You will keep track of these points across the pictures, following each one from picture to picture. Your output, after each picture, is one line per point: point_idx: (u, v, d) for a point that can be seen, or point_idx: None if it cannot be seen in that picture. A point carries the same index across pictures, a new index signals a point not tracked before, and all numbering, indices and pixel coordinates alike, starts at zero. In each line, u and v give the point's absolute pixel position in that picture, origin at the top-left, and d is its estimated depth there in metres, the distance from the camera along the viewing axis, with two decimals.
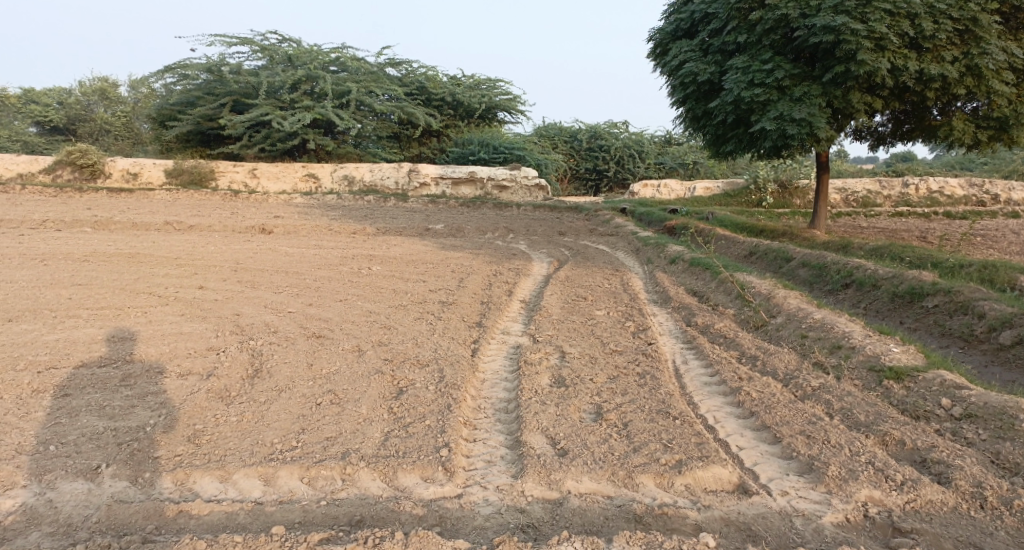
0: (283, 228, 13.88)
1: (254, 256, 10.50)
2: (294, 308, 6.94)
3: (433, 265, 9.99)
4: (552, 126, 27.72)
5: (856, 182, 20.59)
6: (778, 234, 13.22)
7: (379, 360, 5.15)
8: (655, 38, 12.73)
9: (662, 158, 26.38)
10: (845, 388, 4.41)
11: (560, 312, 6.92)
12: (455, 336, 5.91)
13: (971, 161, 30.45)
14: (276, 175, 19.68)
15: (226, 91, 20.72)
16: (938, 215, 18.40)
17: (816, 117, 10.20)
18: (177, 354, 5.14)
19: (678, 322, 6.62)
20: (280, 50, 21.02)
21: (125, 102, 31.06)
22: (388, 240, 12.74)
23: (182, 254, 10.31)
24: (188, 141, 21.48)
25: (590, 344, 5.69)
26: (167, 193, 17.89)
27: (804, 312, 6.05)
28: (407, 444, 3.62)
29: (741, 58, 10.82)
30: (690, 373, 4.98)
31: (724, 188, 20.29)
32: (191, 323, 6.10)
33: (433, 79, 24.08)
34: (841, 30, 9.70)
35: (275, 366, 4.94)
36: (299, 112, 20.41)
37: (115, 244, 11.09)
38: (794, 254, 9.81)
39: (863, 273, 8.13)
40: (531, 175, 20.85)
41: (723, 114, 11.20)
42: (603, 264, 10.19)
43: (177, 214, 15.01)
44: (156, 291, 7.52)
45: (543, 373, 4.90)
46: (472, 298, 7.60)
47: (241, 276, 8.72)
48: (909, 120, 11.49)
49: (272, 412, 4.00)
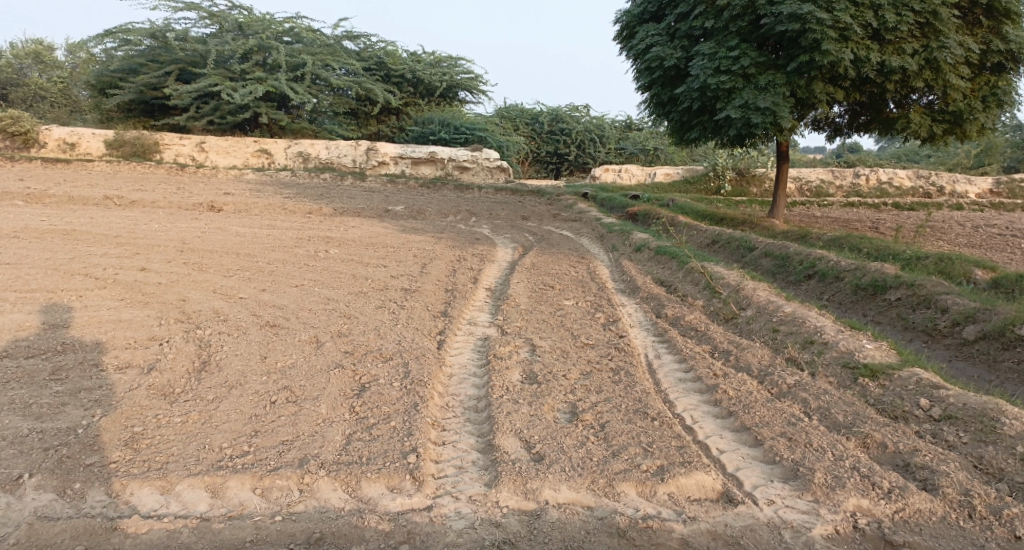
0: (233, 205, 13.26)
1: (202, 235, 9.95)
2: (247, 293, 6.53)
3: (393, 249, 9.64)
4: (513, 107, 27.35)
5: (810, 172, 20.90)
6: (738, 222, 13.25)
7: (339, 353, 4.84)
8: (622, 20, 12.48)
9: (622, 143, 26.35)
10: (822, 386, 4.31)
11: (527, 302, 6.69)
12: (419, 327, 5.63)
13: (916, 154, 31.41)
14: (226, 149, 18.84)
15: (172, 59, 19.69)
16: (888, 206, 18.82)
17: (781, 106, 10.16)
18: (115, 344, 4.73)
19: (647, 313, 6.48)
20: (230, 18, 20.04)
21: (62, 68, 29.42)
22: (345, 221, 12.30)
23: (123, 232, 9.71)
24: (131, 111, 20.38)
25: (560, 337, 5.48)
26: (108, 165, 16.95)
27: (774, 304, 5.96)
28: (371, 449, 3.35)
29: (708, 44, 10.67)
30: (664, 369, 4.83)
31: (683, 174, 20.33)
32: (131, 310, 5.66)
33: (392, 54, 23.41)
34: (807, 19, 9.62)
35: (225, 358, 4.59)
36: (250, 84, 19.55)
37: (50, 219, 10.39)
38: (757, 243, 9.80)
39: (825, 264, 8.14)
40: (492, 157, 20.51)
41: (689, 101, 11.07)
42: (568, 251, 10.01)
43: (118, 188, 14.21)
44: (93, 273, 6.99)
45: (513, 369, 4.68)
46: (436, 285, 7.31)
47: (188, 258, 8.21)
48: (867, 112, 11.58)
49: (221, 412, 3.68)
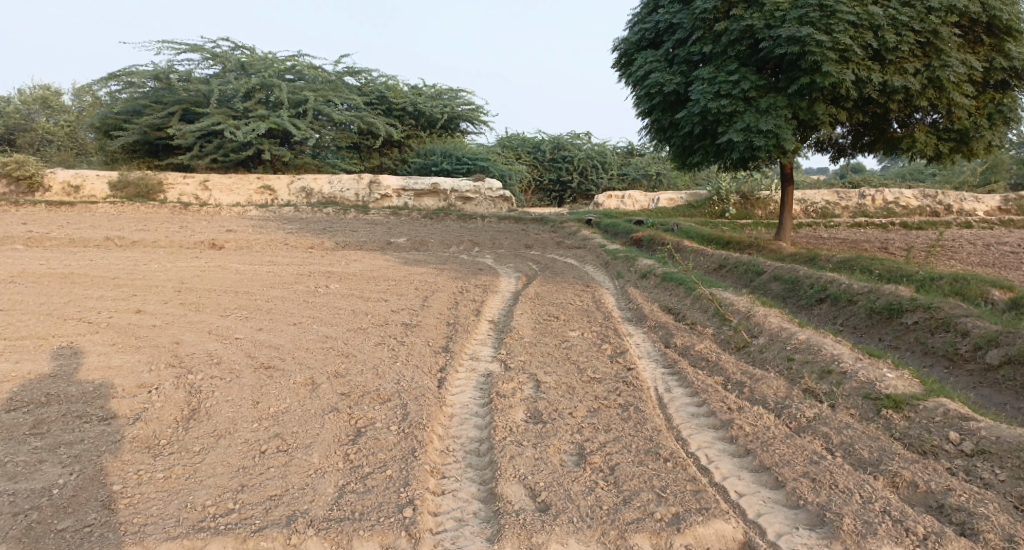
0: (235, 242, 13.17)
1: (201, 274, 9.83)
2: (243, 334, 6.36)
3: (395, 282, 9.48)
4: (515, 137, 27.43)
5: (815, 193, 20.76)
6: (745, 246, 13.06)
7: (335, 396, 4.64)
8: (620, 47, 12.47)
9: (624, 169, 26.32)
10: (843, 420, 4.08)
11: (531, 334, 6.49)
12: (419, 364, 5.42)
13: (921, 172, 31.28)
14: (230, 187, 18.85)
15: (175, 99, 19.85)
16: (896, 225, 18.61)
17: (783, 128, 10.04)
18: (102, 393, 4.54)
19: (655, 343, 6.26)
20: (233, 58, 20.23)
21: (69, 111, 29.78)
22: (347, 255, 12.17)
23: (122, 273, 9.58)
24: (135, 152, 20.49)
25: (566, 372, 5.26)
26: (112, 206, 16.96)
27: (787, 331, 5.75)
28: (364, 502, 3.15)
29: (707, 69, 10.61)
30: (675, 403, 4.60)
31: (687, 199, 20.20)
32: (123, 355, 5.49)
33: (393, 88, 23.57)
34: (807, 41, 9.54)
35: (215, 405, 4.40)
36: (253, 122, 19.64)
37: (49, 262, 10.29)
38: (765, 267, 9.60)
39: (838, 287, 7.93)
40: (495, 187, 20.47)
41: (690, 126, 10.97)
42: (573, 280, 9.82)
43: (120, 229, 14.16)
44: (87, 317, 6.84)
45: (517, 407, 4.47)
46: (437, 319, 7.12)
47: (186, 298, 8.07)
48: (870, 132, 11.46)
49: (207, 465, 3.49)
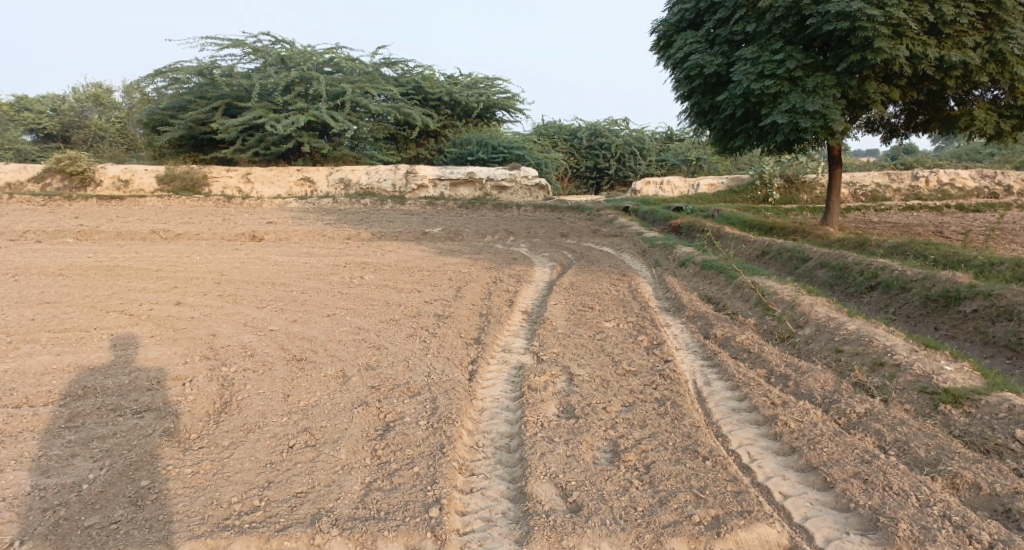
0: (275, 234, 13.33)
1: (240, 266, 9.94)
2: (277, 325, 6.37)
3: (429, 273, 9.43)
4: (552, 124, 27.15)
5: (864, 176, 19.99)
6: (789, 232, 12.63)
7: (365, 389, 4.58)
8: (659, 30, 12.14)
9: (663, 155, 25.81)
10: (897, 416, 3.84)
11: (565, 325, 6.34)
12: (450, 357, 5.34)
13: (978, 153, 29.94)
14: (271, 180, 19.11)
15: (217, 94, 20.16)
16: (951, 208, 17.80)
17: (831, 109, 9.60)
18: (136, 386, 4.57)
19: (694, 334, 6.05)
20: (272, 51, 20.45)
21: (119, 108, 30.64)
22: (383, 246, 12.19)
23: (165, 266, 9.75)
24: (180, 146, 20.93)
25: (601, 364, 5.11)
26: (158, 200, 17.37)
27: (835, 321, 5.47)
28: (390, 501, 3.07)
29: (750, 48, 10.23)
30: (714, 397, 4.41)
31: (728, 184, 19.68)
32: (160, 347, 5.54)
33: (429, 78, 23.54)
34: (857, 16, 9.09)
35: (246, 398, 4.38)
36: (292, 115, 19.84)
37: (97, 255, 10.55)
38: (811, 253, 9.23)
39: (890, 274, 7.55)
40: (531, 175, 20.30)
41: (732, 108, 10.60)
42: (609, 268, 9.62)
43: (166, 222, 14.47)
44: (129, 309, 6.95)
45: (548, 402, 4.33)
46: (470, 310, 7.04)
47: (224, 289, 8.15)
48: (925, 111, 10.92)
49: (234, 461, 3.45)
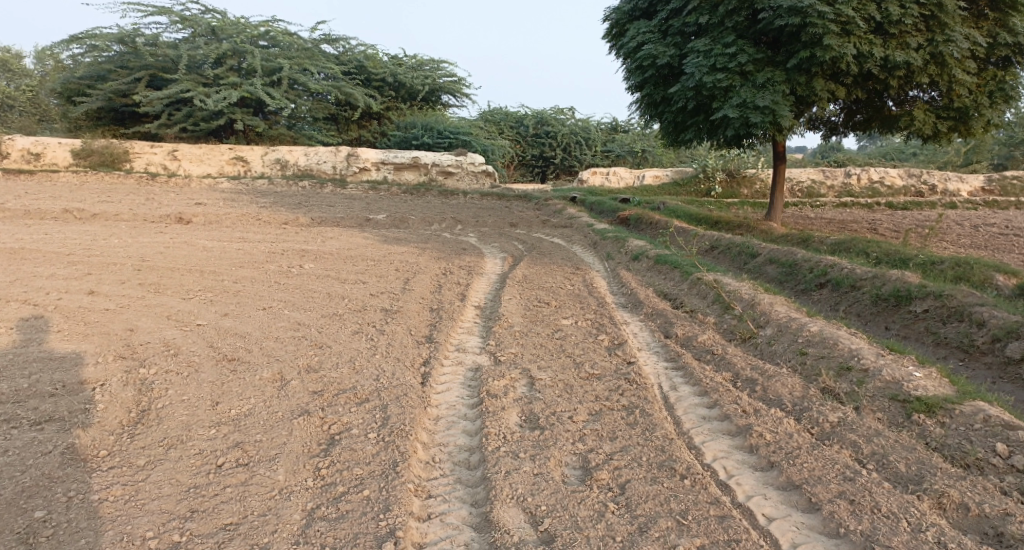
0: (204, 217, 12.49)
1: (165, 251, 9.19)
2: (206, 320, 5.82)
3: (373, 262, 8.95)
4: (498, 111, 26.74)
5: (801, 172, 20.43)
6: (734, 226, 12.70)
7: (306, 395, 4.17)
8: (611, 17, 11.89)
9: (608, 145, 25.78)
10: (872, 426, 3.70)
11: (520, 322, 6.02)
12: (400, 358, 4.94)
13: (901, 152, 31.40)
14: (201, 158, 18.01)
15: (142, 64, 18.82)
16: (882, 205, 18.40)
17: (780, 104, 9.59)
18: (37, 391, 4.01)
19: (654, 333, 5.84)
20: (203, 22, 19.23)
21: (32, 75, 28.44)
22: (323, 232, 11.58)
23: (79, 249, 8.91)
24: (100, 119, 19.48)
25: (562, 367, 4.82)
26: (75, 176, 16.09)
27: (797, 322, 5.33)
28: (336, 534, 2.72)
29: (702, 41, 10.08)
30: (683, 403, 4.19)
31: (672, 176, 19.76)
32: (67, 344, 4.94)
33: (372, 57, 22.68)
34: (808, 12, 9.06)
35: (168, 406, 3.90)
36: (224, 90, 18.73)
37: (0, 236, 9.57)
38: (760, 249, 9.20)
39: (839, 271, 7.54)
40: (477, 161, 19.89)
41: (683, 100, 10.46)
42: (561, 261, 9.35)
43: (82, 200, 13.38)
44: (33, 299, 6.22)
45: (509, 409, 4.03)
46: (419, 304, 6.63)
47: (146, 278, 7.46)
48: (865, 110, 11.09)
49: (150, 486, 3.01)
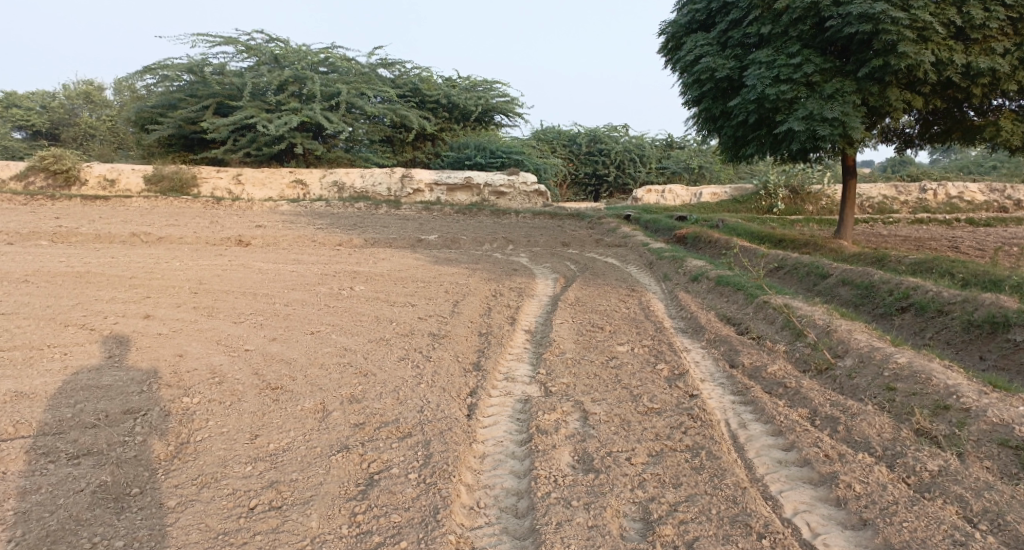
0: (262, 239, 12.66)
1: (221, 274, 9.28)
2: (254, 345, 5.72)
3: (424, 284, 8.79)
4: (551, 130, 26.56)
5: (870, 187, 19.42)
6: (800, 245, 12.04)
7: (347, 429, 3.95)
8: (668, 31, 11.55)
9: (664, 163, 25.22)
10: (981, 478, 3.22)
11: (573, 349, 5.69)
12: (446, 388, 4.68)
13: (979, 165, 29.73)
14: (262, 181, 18.41)
15: (209, 93, 19.49)
16: (961, 222, 17.28)
17: (851, 116, 9.00)
18: (78, 421, 3.93)
19: (718, 362, 5.41)
20: (266, 50, 19.83)
21: (110, 106, 30.02)
22: (375, 253, 11.55)
23: (140, 272, 9.08)
24: (170, 145, 20.23)
25: (619, 399, 4.47)
26: (145, 201, 16.68)
27: (881, 352, 4.83)
28: None
29: (764, 52, 9.60)
30: (755, 444, 3.78)
31: (732, 193, 19.09)
32: (115, 371, 4.89)
33: (427, 80, 22.93)
34: (880, 18, 8.51)
35: (205, 440, 3.75)
36: (285, 115, 19.17)
37: (69, 260, 9.85)
38: (831, 269, 8.61)
39: (923, 294, 6.91)
40: (530, 180, 19.73)
41: (744, 114, 9.97)
42: (616, 282, 9.00)
43: (150, 224, 13.80)
44: (90, 323, 6.27)
45: (561, 448, 3.71)
46: (469, 329, 6.38)
47: (200, 301, 7.48)
48: (943, 121, 10.37)
49: (178, 531, 2.87)
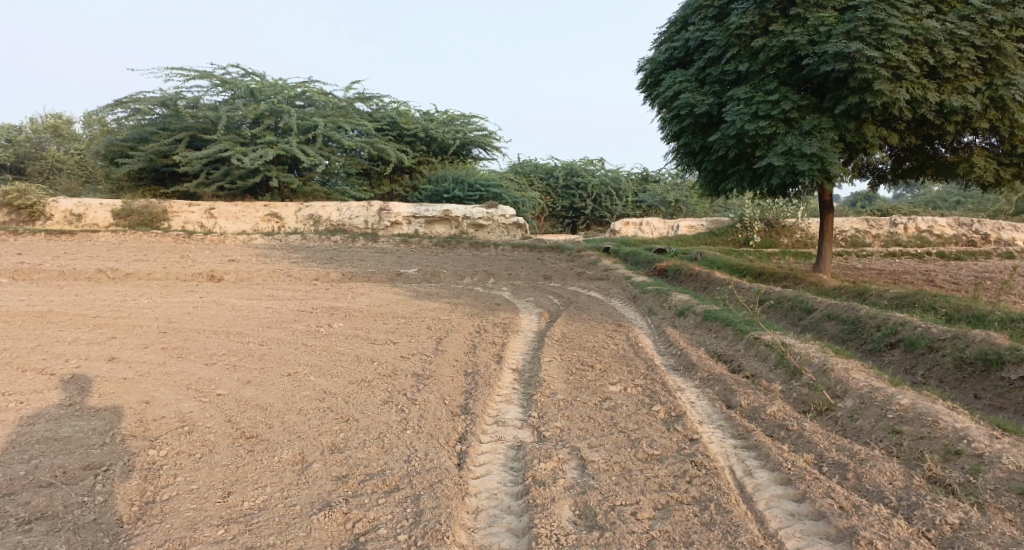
0: (235, 274, 12.31)
1: (192, 311, 8.91)
2: (226, 389, 5.39)
3: (404, 320, 8.53)
4: (528, 163, 26.63)
5: (844, 221, 19.68)
6: (781, 278, 12.03)
7: (328, 482, 3.67)
8: (647, 67, 11.63)
9: (640, 197, 25.38)
10: (1007, 533, 3.06)
11: (564, 390, 5.47)
12: (433, 434, 4.42)
13: (944, 200, 30.49)
14: (236, 215, 18.05)
15: (182, 126, 19.18)
16: (933, 255, 17.54)
17: (829, 151, 9.05)
18: (32, 480, 3.60)
19: (714, 403, 5.21)
20: (242, 83, 19.65)
21: (79, 139, 29.48)
22: (353, 288, 11.26)
23: (107, 311, 8.67)
24: (141, 179, 19.79)
25: (617, 446, 4.25)
26: (113, 236, 16.21)
27: (883, 393, 4.68)
28: None
29: (742, 88, 9.65)
30: (765, 494, 3.58)
31: (709, 226, 19.18)
32: (75, 421, 4.54)
33: (404, 113, 22.91)
34: (856, 57, 8.59)
35: (173, 499, 3.44)
36: (261, 148, 18.91)
37: (31, 298, 9.40)
38: (817, 303, 8.55)
39: (912, 330, 6.83)
40: (508, 214, 19.64)
41: (724, 149, 9.98)
42: (601, 317, 8.83)
43: (117, 259, 13.34)
44: (49, 368, 5.88)
45: (561, 501, 3.46)
46: (454, 368, 6.13)
47: (170, 341, 7.13)
48: (915, 157, 10.50)
49: None
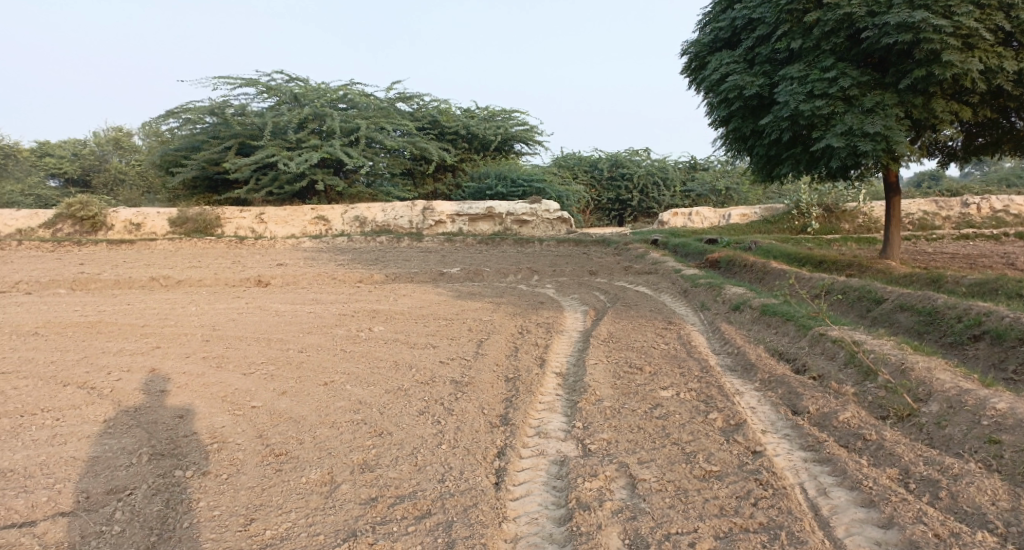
0: (282, 278, 12.31)
1: (236, 318, 8.86)
2: (261, 401, 5.20)
3: (446, 322, 8.28)
4: (571, 156, 26.16)
5: (909, 202, 18.54)
6: (844, 266, 11.28)
7: (356, 507, 3.40)
8: (691, 51, 11.06)
9: (689, 186, 24.60)
10: None
11: (612, 396, 5.09)
12: (470, 450, 4.10)
13: (1017, 177, 28.65)
14: (284, 219, 18.15)
15: (230, 133, 19.46)
16: (1010, 236, 16.34)
17: (894, 129, 8.36)
18: (54, 506, 3.47)
19: (777, 409, 4.74)
20: (286, 89, 19.81)
21: (139, 151, 30.44)
22: (397, 289, 11.09)
23: (155, 320, 8.69)
24: (195, 187, 20.20)
25: (671, 460, 3.85)
26: (169, 243, 16.54)
27: (974, 396, 4.13)
28: None
29: (796, 66, 8.98)
30: (843, 520, 3.13)
31: (762, 214, 18.39)
32: (107, 439, 4.41)
33: (445, 111, 22.77)
34: (921, 27, 7.87)
35: (193, 528, 3.23)
36: (306, 152, 19.00)
37: (84, 309, 9.52)
38: (887, 292, 7.90)
39: (999, 321, 6.17)
40: (552, 208, 19.25)
41: (778, 132, 9.34)
42: (651, 313, 8.39)
43: (171, 267, 13.56)
44: (92, 381, 5.83)
45: (609, 528, 3.11)
46: (495, 374, 5.82)
47: (211, 350, 7.05)
48: (989, 132, 9.65)
49: None
